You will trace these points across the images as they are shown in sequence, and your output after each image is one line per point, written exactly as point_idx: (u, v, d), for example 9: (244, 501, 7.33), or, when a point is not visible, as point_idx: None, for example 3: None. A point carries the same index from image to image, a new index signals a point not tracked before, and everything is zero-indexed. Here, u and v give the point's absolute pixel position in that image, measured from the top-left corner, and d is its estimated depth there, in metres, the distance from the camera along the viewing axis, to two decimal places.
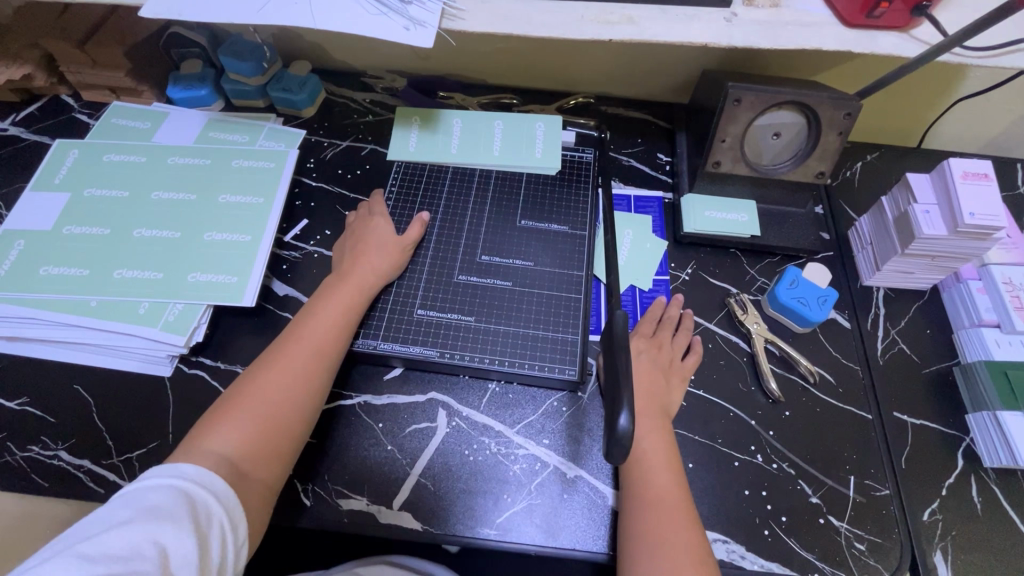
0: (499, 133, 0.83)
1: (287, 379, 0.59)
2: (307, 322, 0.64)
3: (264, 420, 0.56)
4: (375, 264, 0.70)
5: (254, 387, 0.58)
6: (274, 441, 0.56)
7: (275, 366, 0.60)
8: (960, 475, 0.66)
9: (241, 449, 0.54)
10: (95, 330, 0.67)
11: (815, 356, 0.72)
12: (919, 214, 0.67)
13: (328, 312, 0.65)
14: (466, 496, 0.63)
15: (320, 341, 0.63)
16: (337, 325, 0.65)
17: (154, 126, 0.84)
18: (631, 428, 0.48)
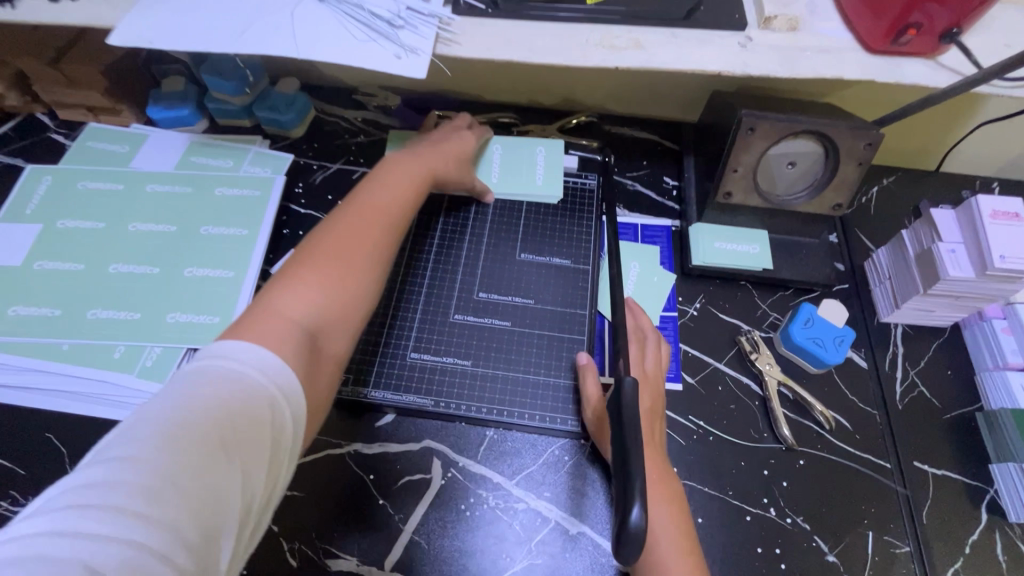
0: (497, 156, 0.79)
1: (352, 263, 0.53)
2: (361, 204, 0.58)
3: (334, 283, 0.51)
4: (436, 153, 0.68)
5: (316, 265, 0.52)
6: (344, 309, 0.52)
7: (332, 247, 0.53)
8: (983, 530, 0.62)
9: (310, 319, 0.49)
10: (68, 376, 0.63)
11: (831, 399, 0.69)
12: (943, 254, 0.63)
13: (393, 194, 0.60)
14: (462, 556, 0.59)
15: (383, 213, 0.58)
16: (397, 201, 0.60)
17: (132, 149, 0.79)
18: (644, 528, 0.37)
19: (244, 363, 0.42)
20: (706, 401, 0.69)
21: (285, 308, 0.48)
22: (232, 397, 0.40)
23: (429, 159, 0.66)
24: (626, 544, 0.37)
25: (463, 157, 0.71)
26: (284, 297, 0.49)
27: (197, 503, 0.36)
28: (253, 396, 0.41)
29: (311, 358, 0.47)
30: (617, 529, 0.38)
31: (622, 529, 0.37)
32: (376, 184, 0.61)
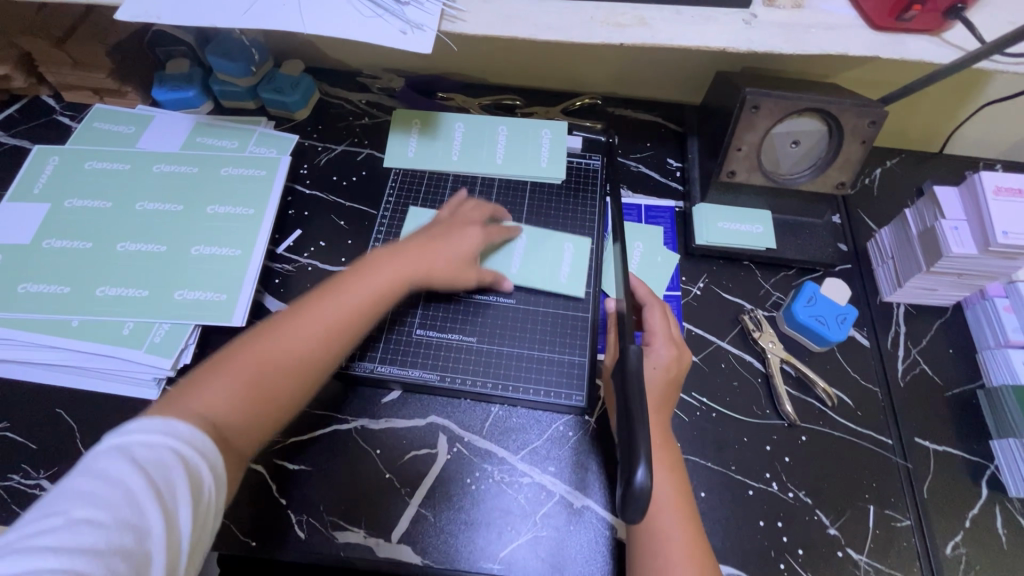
0: (519, 252, 0.72)
1: (294, 376, 0.53)
2: (321, 294, 0.58)
3: (276, 370, 0.52)
4: (424, 255, 0.64)
5: (256, 349, 0.53)
6: (276, 398, 0.52)
7: (277, 329, 0.54)
8: (983, 505, 0.63)
9: (235, 399, 0.50)
10: (78, 352, 0.64)
11: (833, 376, 0.69)
12: (947, 230, 0.64)
13: (348, 313, 0.57)
14: (467, 528, 0.60)
15: (336, 343, 0.56)
16: (355, 330, 0.57)
17: (138, 130, 0.80)
18: (649, 486, 0.38)
19: (174, 426, 0.45)
20: (709, 379, 0.69)
21: (215, 396, 0.49)
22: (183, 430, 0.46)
23: (409, 266, 0.62)
24: (632, 504, 0.38)
25: (466, 258, 0.66)
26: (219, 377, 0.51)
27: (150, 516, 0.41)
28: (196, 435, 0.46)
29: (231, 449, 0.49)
30: (624, 491, 0.39)
31: (629, 490, 0.38)
32: (347, 277, 0.60)
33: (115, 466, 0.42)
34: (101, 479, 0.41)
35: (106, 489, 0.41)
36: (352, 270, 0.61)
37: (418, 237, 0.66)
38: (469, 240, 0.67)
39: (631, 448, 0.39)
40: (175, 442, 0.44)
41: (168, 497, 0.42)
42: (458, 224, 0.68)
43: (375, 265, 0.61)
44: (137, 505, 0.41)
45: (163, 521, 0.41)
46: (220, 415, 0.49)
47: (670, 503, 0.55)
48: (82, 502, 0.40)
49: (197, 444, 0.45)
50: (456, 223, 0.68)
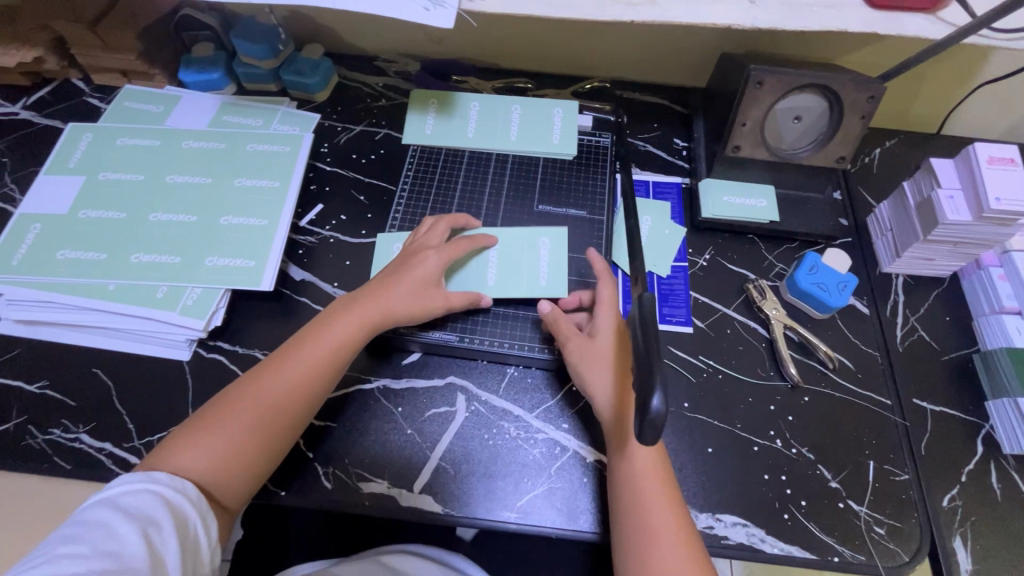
0: (494, 260, 0.72)
1: (267, 436, 0.57)
2: (291, 347, 0.61)
3: (254, 427, 0.56)
4: (383, 294, 0.64)
5: (235, 406, 0.57)
6: (261, 446, 0.56)
7: (254, 386, 0.58)
8: (979, 461, 0.66)
9: (220, 457, 0.54)
10: (114, 313, 0.67)
11: (834, 341, 0.72)
12: (943, 199, 0.67)
13: (315, 362, 0.60)
14: (485, 480, 0.63)
15: (302, 393, 0.59)
16: (318, 376, 0.60)
17: (166, 109, 0.83)
18: (665, 410, 0.41)
19: (158, 477, 0.51)
20: (715, 344, 0.72)
21: (202, 450, 0.54)
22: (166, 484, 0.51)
23: (370, 308, 0.63)
24: (646, 427, 0.42)
25: (427, 284, 0.65)
26: (206, 429, 0.55)
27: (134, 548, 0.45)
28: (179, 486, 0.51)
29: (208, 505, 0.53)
30: (638, 416, 0.42)
31: (644, 414, 0.42)
32: (313, 331, 0.62)
33: (100, 509, 0.47)
34: (88, 520, 0.46)
35: (93, 527, 0.46)
36: (320, 318, 0.64)
37: (384, 275, 0.66)
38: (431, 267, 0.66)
39: (645, 379, 0.43)
40: (156, 485, 0.50)
41: (150, 530, 0.47)
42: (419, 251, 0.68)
43: (338, 313, 0.63)
44: (123, 537, 0.45)
45: (149, 547, 0.46)
46: (207, 464, 0.54)
47: (658, 485, 0.56)
48: (70, 540, 0.44)
49: (179, 487, 0.51)
50: (416, 250, 0.68)
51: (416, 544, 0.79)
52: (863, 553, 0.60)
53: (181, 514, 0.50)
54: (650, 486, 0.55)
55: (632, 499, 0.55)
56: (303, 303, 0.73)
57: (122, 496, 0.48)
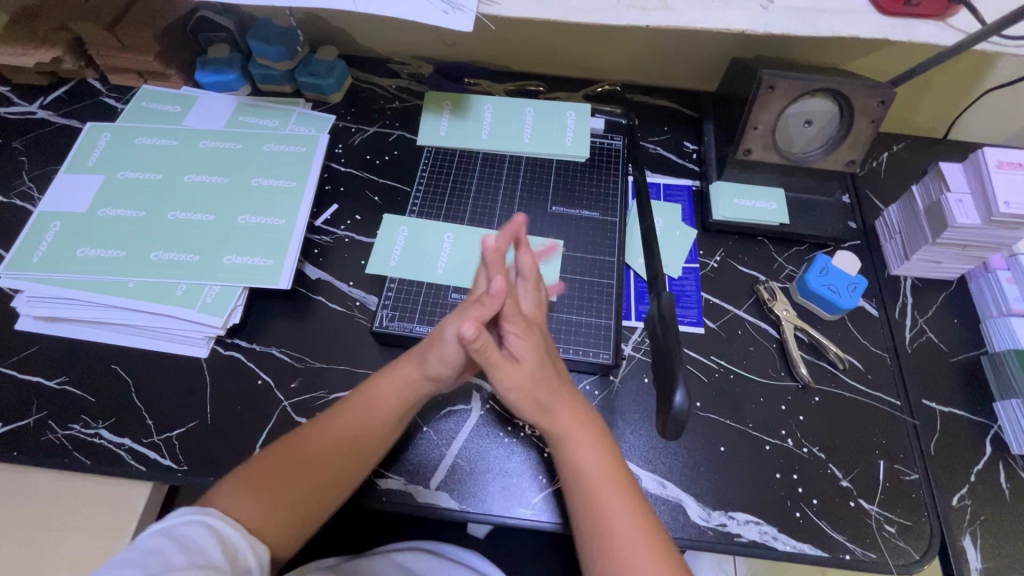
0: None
1: (307, 506, 0.56)
2: (342, 413, 0.59)
3: (298, 495, 0.55)
4: (433, 354, 0.60)
5: (281, 469, 0.56)
6: (302, 511, 0.55)
7: (303, 448, 0.57)
8: (988, 461, 0.66)
9: (260, 516, 0.53)
10: (134, 311, 0.68)
11: (844, 342, 0.73)
12: (952, 203, 0.68)
13: (370, 432, 0.59)
14: (500, 478, 0.64)
15: (350, 463, 0.58)
16: (370, 448, 0.59)
17: (183, 109, 0.84)
18: None
19: (210, 511, 0.51)
20: (726, 344, 0.73)
21: (244, 506, 0.53)
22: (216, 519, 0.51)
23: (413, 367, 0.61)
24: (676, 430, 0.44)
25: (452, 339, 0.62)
26: (249, 489, 0.54)
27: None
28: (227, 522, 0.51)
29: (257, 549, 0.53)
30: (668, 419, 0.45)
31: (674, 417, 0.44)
32: (365, 397, 0.60)
33: (154, 536, 0.47)
34: (141, 548, 0.46)
35: (147, 554, 0.46)
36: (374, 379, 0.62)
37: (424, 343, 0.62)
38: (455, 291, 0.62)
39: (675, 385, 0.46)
40: (207, 517, 0.50)
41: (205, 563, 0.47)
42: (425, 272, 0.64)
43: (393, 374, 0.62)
44: (177, 564, 0.46)
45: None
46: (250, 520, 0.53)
47: (607, 480, 0.55)
48: (125, 569, 0.44)
49: (231, 526, 0.51)
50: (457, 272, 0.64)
51: (427, 542, 0.79)
52: (874, 552, 0.61)
53: (229, 544, 0.50)
54: (602, 482, 0.55)
55: (585, 491, 0.55)
56: (319, 301, 0.74)
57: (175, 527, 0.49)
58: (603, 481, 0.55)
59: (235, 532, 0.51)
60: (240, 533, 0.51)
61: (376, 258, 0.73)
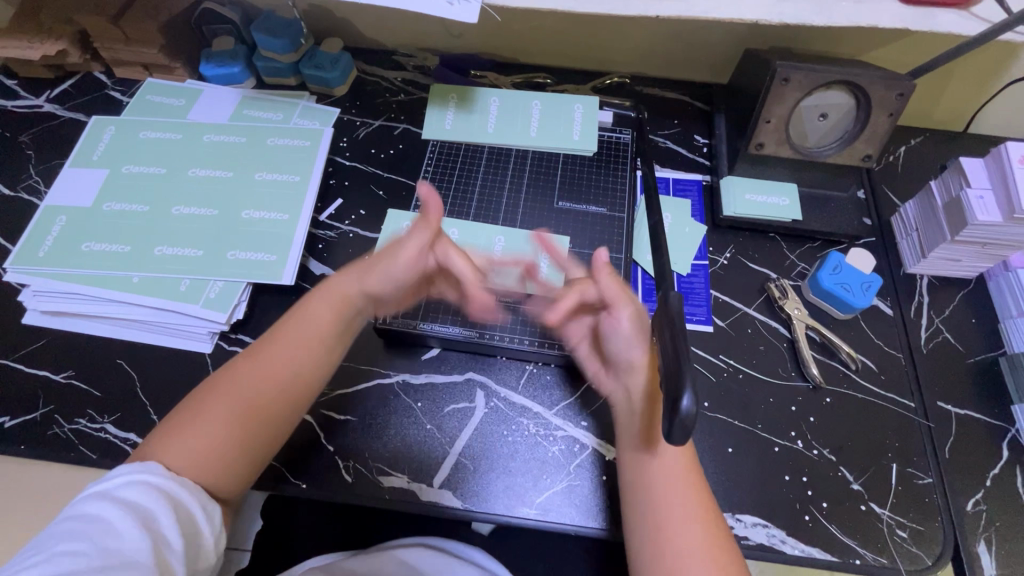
0: (500, 250, 0.73)
1: (251, 425, 0.56)
2: (281, 330, 0.61)
3: (238, 416, 0.55)
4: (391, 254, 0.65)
5: (224, 388, 0.57)
6: (246, 435, 0.55)
7: (247, 367, 0.58)
8: (1005, 466, 0.65)
9: (211, 430, 0.54)
10: (138, 306, 0.68)
11: (857, 342, 0.71)
12: (972, 199, 0.66)
13: (305, 331, 0.61)
14: (505, 477, 0.63)
15: (291, 376, 0.59)
16: (303, 360, 0.60)
17: (188, 103, 0.83)
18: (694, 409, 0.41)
19: (152, 468, 0.50)
20: (735, 342, 0.72)
21: (181, 447, 0.53)
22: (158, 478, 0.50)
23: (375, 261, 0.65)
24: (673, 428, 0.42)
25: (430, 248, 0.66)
26: (190, 416, 0.55)
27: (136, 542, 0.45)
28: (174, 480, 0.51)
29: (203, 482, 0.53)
30: (668, 416, 0.43)
31: (673, 415, 0.42)
32: (297, 335, 0.60)
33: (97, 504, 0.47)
34: (85, 517, 0.46)
35: (91, 525, 0.45)
36: (317, 292, 0.64)
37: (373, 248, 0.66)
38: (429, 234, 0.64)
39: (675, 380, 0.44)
40: (150, 478, 0.49)
41: (151, 525, 0.47)
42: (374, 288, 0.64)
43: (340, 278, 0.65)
44: (122, 534, 0.45)
45: (153, 542, 0.46)
46: (196, 437, 0.53)
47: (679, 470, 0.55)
48: (68, 538, 0.44)
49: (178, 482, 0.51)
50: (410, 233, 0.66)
51: (432, 540, 0.79)
52: (885, 557, 0.60)
53: (180, 505, 0.50)
54: (679, 482, 0.54)
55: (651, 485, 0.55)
56: None
57: (118, 490, 0.48)
58: (681, 484, 0.54)
59: (190, 492, 0.51)
60: (195, 493, 0.51)
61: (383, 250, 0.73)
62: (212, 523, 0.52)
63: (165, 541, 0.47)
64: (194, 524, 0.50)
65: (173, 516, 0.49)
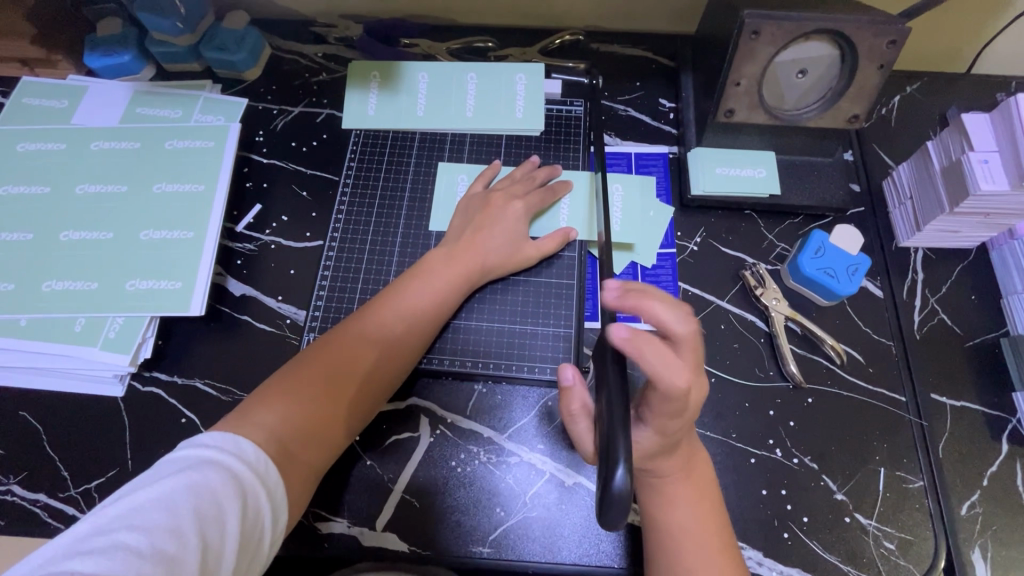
0: (566, 210, 0.68)
1: (339, 408, 0.53)
2: (367, 323, 0.57)
3: (342, 377, 0.54)
4: (478, 247, 0.62)
5: (302, 381, 0.52)
6: (321, 439, 0.51)
7: (327, 360, 0.54)
8: (1003, 461, 0.59)
9: (294, 429, 0.50)
10: (31, 352, 0.60)
11: (842, 332, 0.64)
12: (976, 164, 0.57)
13: (391, 330, 0.57)
14: (456, 514, 0.58)
15: (371, 378, 0.55)
16: (384, 361, 0.56)
17: (72, 104, 0.72)
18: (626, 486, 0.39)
19: (245, 448, 0.46)
20: (708, 341, 0.64)
21: (282, 412, 0.50)
22: (230, 472, 0.43)
23: (467, 254, 0.62)
24: (611, 506, 0.40)
25: (514, 239, 0.64)
26: (269, 407, 0.50)
27: (190, 549, 0.39)
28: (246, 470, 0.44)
29: (294, 458, 0.49)
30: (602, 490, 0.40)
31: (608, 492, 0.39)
32: (402, 299, 0.59)
33: (168, 488, 0.41)
34: (150, 501, 0.40)
35: (155, 516, 0.39)
36: (401, 282, 0.60)
37: (463, 223, 0.65)
38: (516, 216, 0.64)
39: (610, 451, 0.41)
40: (227, 463, 0.44)
41: (215, 527, 0.40)
42: (480, 240, 0.63)
43: (431, 268, 0.61)
44: (188, 539, 0.39)
45: (205, 552, 0.39)
46: (282, 434, 0.49)
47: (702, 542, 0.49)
48: (126, 526, 0.38)
49: (258, 467, 0.45)
50: (500, 201, 0.65)
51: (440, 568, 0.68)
52: (870, 572, 0.55)
53: (251, 501, 0.44)
54: (697, 545, 0.49)
55: (667, 552, 0.49)
56: (245, 322, 0.65)
57: (200, 476, 0.42)
58: (699, 542, 0.49)
59: (261, 491, 0.44)
60: (267, 492, 0.45)
61: (337, 253, 0.67)
62: (276, 529, 0.45)
63: (218, 553, 0.40)
64: (256, 530, 0.43)
65: (241, 521, 0.42)
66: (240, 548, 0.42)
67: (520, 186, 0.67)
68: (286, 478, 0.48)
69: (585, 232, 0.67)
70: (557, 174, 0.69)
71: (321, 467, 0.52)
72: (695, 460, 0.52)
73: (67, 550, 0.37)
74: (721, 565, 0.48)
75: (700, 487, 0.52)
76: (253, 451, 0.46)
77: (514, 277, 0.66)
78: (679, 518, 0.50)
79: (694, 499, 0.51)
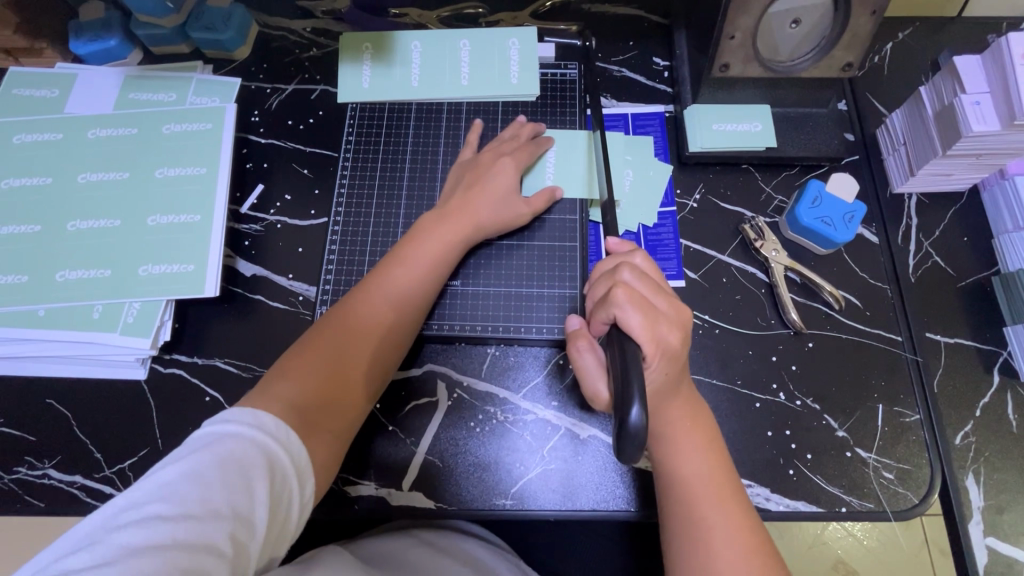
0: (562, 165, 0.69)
1: (353, 376, 0.55)
2: (366, 291, 0.58)
3: (355, 347, 0.56)
4: (467, 210, 0.63)
5: (317, 357, 0.54)
6: (338, 404, 0.53)
7: (332, 332, 0.56)
8: (995, 392, 0.62)
9: (309, 399, 0.52)
10: (52, 342, 0.61)
11: (839, 279, 0.66)
12: (967, 106, 0.59)
13: (390, 295, 0.58)
14: (476, 473, 0.60)
15: (381, 343, 0.57)
16: (389, 324, 0.58)
17: (63, 93, 0.71)
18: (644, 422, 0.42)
19: (265, 420, 0.47)
20: (711, 295, 0.66)
21: (302, 385, 0.52)
22: (250, 446, 0.45)
23: (460, 215, 0.62)
24: (628, 439, 0.43)
25: (507, 198, 0.64)
26: (285, 379, 0.52)
27: (220, 517, 0.41)
28: (264, 444, 0.46)
29: (314, 429, 0.51)
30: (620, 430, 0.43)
31: (625, 428, 0.43)
32: (400, 268, 0.60)
33: (196, 462, 0.42)
34: (178, 476, 0.42)
35: (185, 487, 0.41)
36: (398, 250, 0.61)
37: (454, 187, 0.65)
38: (504, 174, 0.65)
39: (625, 394, 0.44)
40: (245, 435, 0.45)
41: (242, 494, 0.42)
42: (466, 200, 0.63)
43: (427, 234, 0.62)
44: (216, 508, 0.41)
45: (233, 518, 0.41)
46: (301, 404, 0.51)
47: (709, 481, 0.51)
48: (160, 496, 0.40)
49: (279, 437, 0.47)
50: (487, 161, 0.66)
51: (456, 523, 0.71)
52: (871, 501, 0.58)
53: (276, 466, 0.45)
54: (703, 489, 0.51)
55: (674, 486, 0.51)
56: (258, 301, 0.66)
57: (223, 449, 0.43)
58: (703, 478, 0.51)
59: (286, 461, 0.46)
60: (291, 457, 0.47)
61: (342, 229, 0.68)
62: (304, 492, 0.47)
63: (251, 516, 0.42)
64: (285, 494, 0.45)
65: (270, 487, 0.44)
66: (271, 510, 0.44)
67: (508, 144, 0.67)
68: (310, 439, 0.50)
69: (584, 190, 0.68)
70: (541, 131, 0.70)
71: (345, 428, 0.54)
72: (698, 408, 0.55)
73: (108, 521, 0.39)
74: (722, 501, 0.50)
75: (708, 435, 0.54)
76: (274, 423, 0.47)
77: (512, 237, 0.67)
78: (686, 458, 0.52)
79: (702, 444, 0.53)
